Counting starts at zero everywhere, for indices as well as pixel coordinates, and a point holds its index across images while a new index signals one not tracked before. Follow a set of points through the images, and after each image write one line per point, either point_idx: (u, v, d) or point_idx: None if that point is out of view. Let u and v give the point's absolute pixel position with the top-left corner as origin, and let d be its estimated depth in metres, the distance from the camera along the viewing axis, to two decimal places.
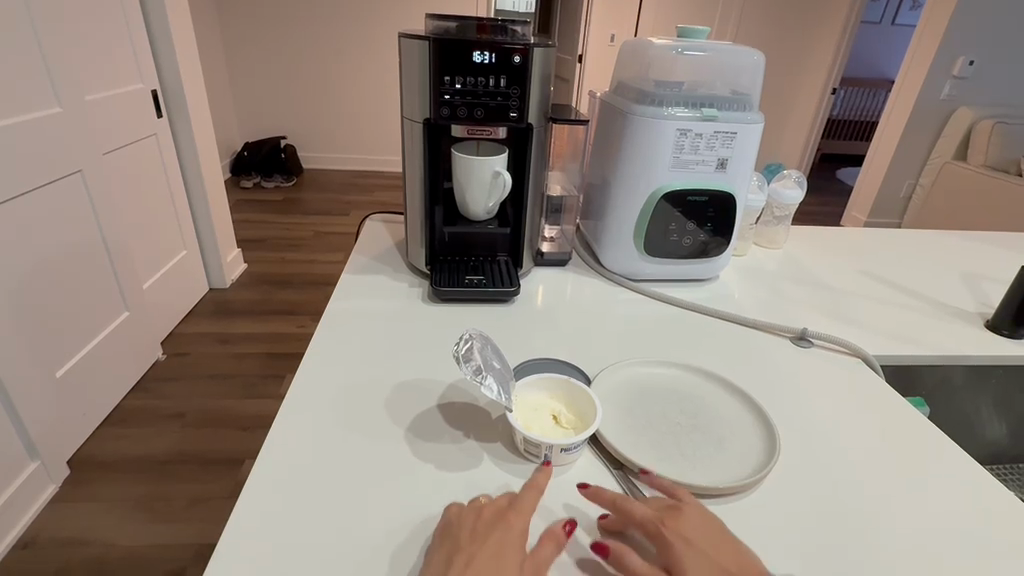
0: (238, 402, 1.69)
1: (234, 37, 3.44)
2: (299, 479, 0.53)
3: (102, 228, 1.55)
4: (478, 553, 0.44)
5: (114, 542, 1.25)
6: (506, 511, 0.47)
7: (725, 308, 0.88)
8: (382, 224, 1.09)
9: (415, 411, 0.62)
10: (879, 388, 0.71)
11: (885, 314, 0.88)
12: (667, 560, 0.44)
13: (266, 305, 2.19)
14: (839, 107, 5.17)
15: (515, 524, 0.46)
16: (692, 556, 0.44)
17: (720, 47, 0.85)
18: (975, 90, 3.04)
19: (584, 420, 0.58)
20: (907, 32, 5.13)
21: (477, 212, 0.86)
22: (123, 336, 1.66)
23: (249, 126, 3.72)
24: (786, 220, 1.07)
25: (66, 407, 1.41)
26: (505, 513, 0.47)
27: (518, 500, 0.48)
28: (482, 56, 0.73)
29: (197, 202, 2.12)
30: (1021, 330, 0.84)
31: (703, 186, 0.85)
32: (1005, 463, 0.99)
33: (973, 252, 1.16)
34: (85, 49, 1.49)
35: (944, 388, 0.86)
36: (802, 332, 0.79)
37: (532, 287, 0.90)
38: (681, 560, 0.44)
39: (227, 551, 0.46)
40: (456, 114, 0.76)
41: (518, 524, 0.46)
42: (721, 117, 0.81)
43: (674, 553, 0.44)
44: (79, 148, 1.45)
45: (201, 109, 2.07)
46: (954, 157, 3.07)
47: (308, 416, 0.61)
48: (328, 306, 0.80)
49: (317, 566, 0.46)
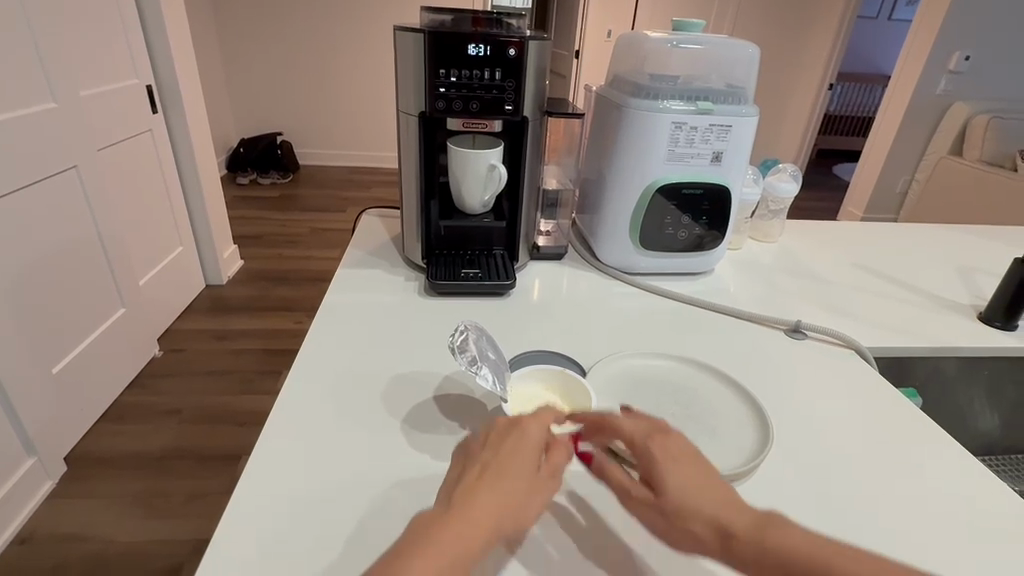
0: (235, 398, 1.69)
1: (229, 32, 3.42)
2: (295, 472, 0.53)
3: (98, 225, 1.55)
4: (494, 455, 0.42)
5: (113, 538, 1.25)
6: (520, 419, 0.45)
7: (720, 301, 0.88)
8: (379, 219, 1.09)
9: (411, 403, 0.63)
10: (873, 380, 0.71)
11: (878, 306, 0.89)
12: (647, 472, 0.43)
13: (263, 302, 2.19)
14: (836, 102, 5.18)
15: (530, 429, 0.44)
16: (669, 471, 0.42)
17: (715, 40, 0.85)
18: (971, 85, 3.05)
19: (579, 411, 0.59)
20: (903, 28, 5.13)
21: (473, 206, 0.86)
22: (119, 332, 1.65)
23: (245, 123, 3.70)
24: (781, 214, 1.07)
25: (62, 404, 1.41)
26: (519, 421, 0.45)
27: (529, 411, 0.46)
28: (477, 48, 0.73)
29: (193, 198, 2.11)
30: (1014, 322, 0.85)
31: (699, 179, 0.85)
32: (998, 454, 0.99)
33: (967, 245, 1.16)
34: (79, 44, 1.48)
35: (937, 379, 0.86)
36: (796, 324, 0.80)
37: (528, 280, 0.90)
38: (656, 474, 0.42)
39: (223, 543, 0.46)
40: (451, 107, 0.76)
41: (535, 430, 0.44)
42: (717, 109, 0.81)
43: (650, 466, 0.43)
44: (74, 143, 1.45)
45: (196, 105, 2.06)
46: (950, 151, 3.08)
47: (304, 409, 0.61)
48: (324, 300, 0.80)
49: (316, 550, 0.47)
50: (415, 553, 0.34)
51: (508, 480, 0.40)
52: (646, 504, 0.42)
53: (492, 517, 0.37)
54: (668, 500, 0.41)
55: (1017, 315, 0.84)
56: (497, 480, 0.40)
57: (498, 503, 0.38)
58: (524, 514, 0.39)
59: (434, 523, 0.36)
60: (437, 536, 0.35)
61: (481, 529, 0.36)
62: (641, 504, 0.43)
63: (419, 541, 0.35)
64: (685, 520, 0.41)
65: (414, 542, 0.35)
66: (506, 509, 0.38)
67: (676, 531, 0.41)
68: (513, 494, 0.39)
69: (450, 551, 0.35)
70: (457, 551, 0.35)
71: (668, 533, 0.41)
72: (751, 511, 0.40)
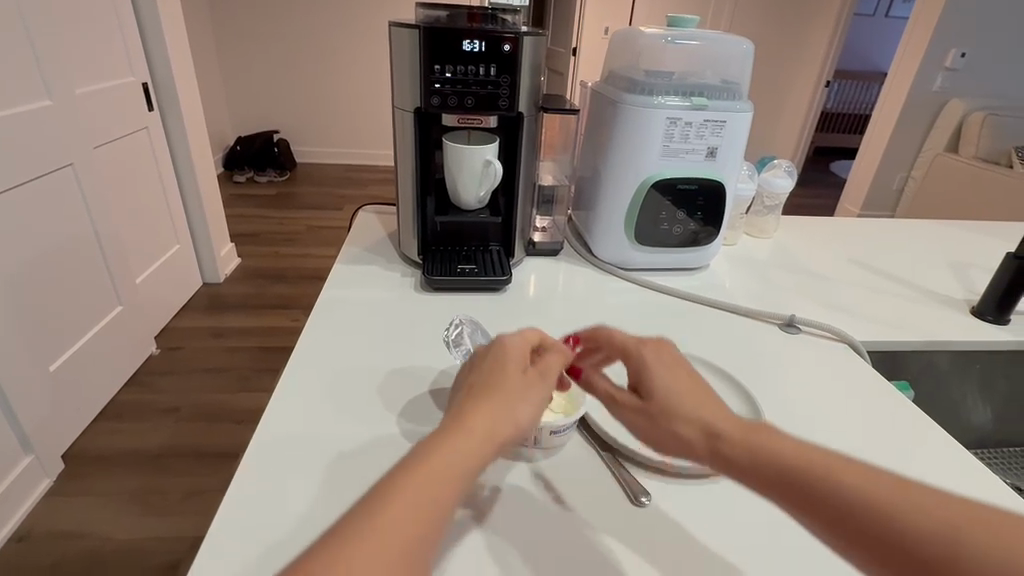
0: (232, 395, 1.69)
1: (225, 30, 3.41)
2: (291, 465, 0.54)
3: (94, 222, 1.54)
4: (482, 379, 0.45)
5: (110, 535, 1.25)
6: (499, 342, 0.48)
7: (714, 296, 0.88)
8: (375, 216, 1.09)
9: (406, 397, 0.63)
10: (865, 373, 0.72)
11: (872, 301, 0.90)
12: (637, 377, 0.48)
13: (260, 300, 2.19)
14: (833, 100, 5.19)
15: (509, 353, 0.47)
16: (662, 379, 0.47)
17: (710, 36, 0.85)
18: (967, 82, 3.06)
19: (574, 403, 0.58)
20: (900, 25, 5.15)
21: (469, 202, 0.86)
22: (116, 330, 1.65)
23: (242, 121, 3.69)
24: (776, 210, 1.08)
25: (60, 401, 1.41)
26: (499, 346, 0.48)
27: (505, 337, 0.49)
28: (472, 44, 0.73)
29: (190, 196, 2.11)
30: (1005, 317, 0.86)
31: (693, 174, 0.86)
32: (990, 447, 1.00)
33: (961, 241, 1.17)
34: (74, 41, 1.48)
35: (929, 373, 0.87)
36: (789, 319, 0.80)
37: (524, 276, 0.90)
38: (651, 383, 0.47)
39: (217, 535, 0.46)
40: (447, 102, 0.77)
41: (514, 352, 0.47)
42: (712, 105, 0.82)
43: (645, 374, 0.48)
44: (71, 140, 1.45)
45: (192, 102, 2.06)
46: (945, 148, 3.09)
47: (300, 403, 0.61)
48: (320, 295, 0.80)
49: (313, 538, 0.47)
50: (418, 466, 0.37)
51: (499, 395, 0.43)
52: (633, 409, 0.47)
53: (491, 429, 0.40)
54: (656, 404, 0.46)
55: (1008, 309, 0.85)
56: (489, 397, 0.43)
57: (493, 417, 0.41)
58: (521, 423, 0.42)
59: (433, 441, 0.39)
60: (436, 451, 0.38)
61: (479, 440, 0.39)
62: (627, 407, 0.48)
63: (420, 456, 0.38)
64: (673, 422, 0.45)
65: (416, 458, 0.38)
66: (503, 421, 0.41)
67: (660, 432, 0.45)
68: (505, 407, 0.42)
69: (451, 463, 0.37)
70: (459, 462, 0.38)
71: (652, 436, 0.46)
72: (742, 420, 0.43)
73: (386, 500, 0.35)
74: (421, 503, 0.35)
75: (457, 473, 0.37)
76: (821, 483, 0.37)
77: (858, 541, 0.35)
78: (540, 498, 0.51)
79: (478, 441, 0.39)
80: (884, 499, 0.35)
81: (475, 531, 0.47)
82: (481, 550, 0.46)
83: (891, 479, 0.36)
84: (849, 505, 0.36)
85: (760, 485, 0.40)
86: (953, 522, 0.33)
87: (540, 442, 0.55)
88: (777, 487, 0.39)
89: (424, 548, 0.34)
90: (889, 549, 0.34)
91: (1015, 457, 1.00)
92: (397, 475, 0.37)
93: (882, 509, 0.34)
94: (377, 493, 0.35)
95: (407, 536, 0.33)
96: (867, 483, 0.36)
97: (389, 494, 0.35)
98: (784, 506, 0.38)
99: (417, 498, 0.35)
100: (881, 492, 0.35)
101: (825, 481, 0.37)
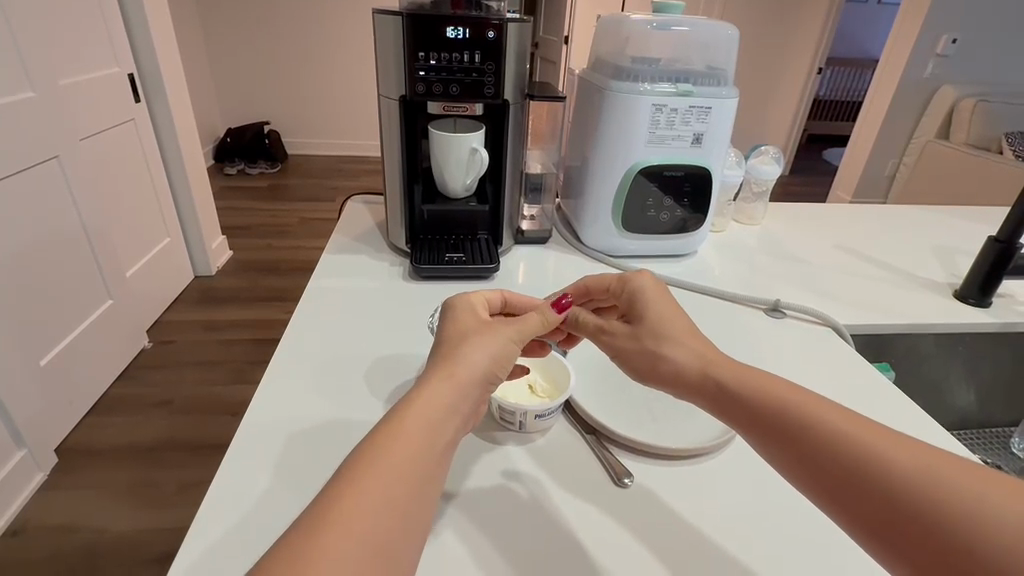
0: (226, 388, 1.69)
1: (213, 21, 3.37)
2: (278, 450, 0.54)
3: (81, 215, 1.54)
4: (444, 343, 0.46)
5: (105, 528, 1.26)
6: (454, 304, 0.50)
7: (701, 281, 0.89)
8: (364, 206, 1.09)
9: (393, 381, 0.64)
10: (847, 354, 0.73)
11: (856, 286, 0.90)
12: (629, 305, 0.53)
13: (252, 292, 2.18)
14: (825, 88, 5.21)
15: (461, 318, 0.48)
16: (653, 305, 0.51)
17: (695, 22, 0.85)
18: (958, 68, 3.06)
19: (558, 388, 0.62)
20: (891, 12, 5.14)
21: (456, 189, 0.86)
22: (106, 323, 1.65)
23: (233, 113, 3.66)
24: (764, 197, 1.08)
25: (51, 396, 1.41)
26: (448, 313, 0.49)
27: (456, 297, 0.51)
28: (456, 31, 0.73)
29: (179, 188, 2.09)
30: (987, 299, 0.87)
31: (679, 161, 0.86)
32: (973, 428, 1.01)
33: (946, 226, 1.18)
34: (58, 31, 1.46)
35: (912, 355, 0.87)
36: (774, 304, 0.81)
37: (512, 264, 0.90)
38: (640, 313, 0.51)
39: (207, 513, 0.48)
40: (431, 90, 0.76)
41: (464, 315, 0.49)
42: (697, 92, 0.82)
43: (637, 306, 0.52)
44: (56, 133, 1.43)
45: (179, 92, 2.03)
46: (936, 136, 3.10)
47: (288, 389, 0.62)
48: (309, 284, 0.81)
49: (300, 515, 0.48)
50: (391, 435, 0.37)
51: (462, 356, 0.44)
52: (617, 341, 0.51)
53: (459, 392, 0.41)
54: (648, 330, 0.49)
55: (990, 291, 0.86)
56: (450, 358, 0.44)
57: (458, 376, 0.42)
58: (481, 380, 0.44)
59: (400, 409, 0.39)
60: (407, 419, 0.38)
61: (447, 403, 0.40)
62: (614, 339, 0.51)
63: (390, 423, 0.38)
64: (661, 347, 0.48)
65: (387, 426, 0.38)
66: (467, 380, 0.42)
67: (645, 351, 0.49)
68: (467, 364, 0.43)
69: (424, 429, 0.38)
70: (432, 419, 0.39)
71: (640, 361, 0.49)
72: (730, 358, 0.46)
73: (363, 467, 0.35)
74: (400, 473, 0.35)
75: (432, 439, 0.38)
76: (809, 426, 0.39)
77: (822, 478, 0.37)
78: (520, 489, 0.51)
79: (446, 398, 0.40)
80: (865, 442, 0.36)
81: (447, 528, 0.47)
82: (454, 546, 0.45)
83: (872, 426, 0.38)
84: (823, 444, 0.38)
85: (739, 418, 0.42)
86: (920, 469, 0.34)
87: (525, 424, 0.56)
88: (758, 419, 0.41)
89: (406, 509, 0.34)
90: (851, 486, 0.36)
91: (1000, 437, 1.01)
92: (371, 441, 0.37)
93: (853, 449, 0.36)
94: (352, 463, 0.35)
95: (391, 502, 0.34)
96: (847, 425, 0.38)
97: (366, 462, 0.35)
98: (760, 438, 0.41)
99: (397, 465, 0.35)
100: (856, 434, 0.37)
101: (808, 419, 0.39)
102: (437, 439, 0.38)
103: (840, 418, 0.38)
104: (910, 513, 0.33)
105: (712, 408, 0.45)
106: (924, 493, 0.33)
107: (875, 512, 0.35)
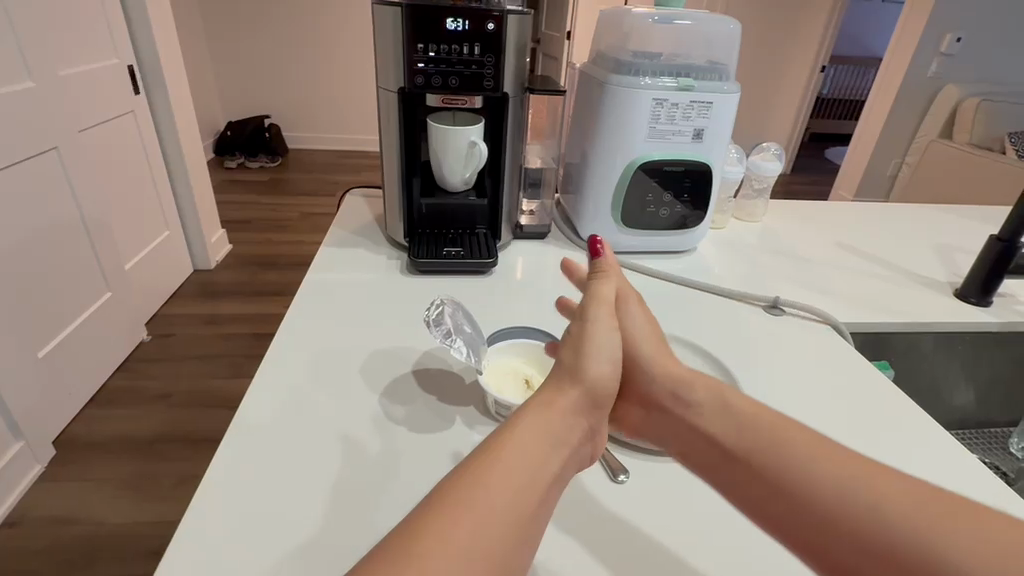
0: (224, 381, 1.69)
1: (215, 13, 3.36)
2: (275, 442, 0.54)
3: (80, 207, 1.53)
4: (572, 346, 0.53)
5: (102, 521, 1.26)
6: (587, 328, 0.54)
7: (701, 278, 0.89)
8: (363, 199, 1.08)
9: (390, 374, 0.64)
10: (846, 350, 0.73)
11: (856, 283, 0.90)
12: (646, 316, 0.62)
13: (252, 286, 2.18)
14: (828, 85, 5.19)
15: (601, 318, 0.55)
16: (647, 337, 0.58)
17: (696, 15, 0.84)
18: (962, 67, 3.04)
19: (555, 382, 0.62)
20: (895, 10, 5.13)
21: (454, 183, 0.85)
22: (105, 316, 1.65)
23: (234, 106, 3.66)
24: (764, 193, 1.08)
25: (48, 388, 1.40)
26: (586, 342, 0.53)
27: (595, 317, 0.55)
28: (456, 23, 0.72)
29: (179, 180, 2.09)
30: (987, 298, 0.87)
31: (680, 156, 0.86)
32: (971, 428, 1.00)
33: (948, 225, 1.17)
34: (56, 22, 1.45)
35: (911, 354, 0.87)
36: (774, 301, 0.80)
37: (510, 259, 0.90)
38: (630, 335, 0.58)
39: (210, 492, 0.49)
40: (430, 82, 0.76)
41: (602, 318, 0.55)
42: (697, 86, 0.81)
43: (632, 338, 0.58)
44: (53, 123, 1.42)
45: (179, 83, 2.02)
46: (939, 135, 3.08)
47: (284, 382, 0.62)
48: (306, 278, 0.80)
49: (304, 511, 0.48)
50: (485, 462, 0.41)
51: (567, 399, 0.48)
52: (628, 325, 0.58)
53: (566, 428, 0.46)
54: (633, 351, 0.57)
55: (991, 291, 0.86)
56: (575, 378, 0.50)
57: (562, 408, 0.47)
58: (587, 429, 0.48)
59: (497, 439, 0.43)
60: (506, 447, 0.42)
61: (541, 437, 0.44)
62: (629, 319, 0.58)
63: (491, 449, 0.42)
64: (643, 349, 0.57)
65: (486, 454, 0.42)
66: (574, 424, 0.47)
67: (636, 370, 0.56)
68: (577, 404, 0.48)
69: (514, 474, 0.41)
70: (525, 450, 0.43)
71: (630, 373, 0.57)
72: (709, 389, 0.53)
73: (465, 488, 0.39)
74: (494, 517, 0.38)
75: (532, 491, 0.41)
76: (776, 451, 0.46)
77: (765, 476, 0.46)
78: None
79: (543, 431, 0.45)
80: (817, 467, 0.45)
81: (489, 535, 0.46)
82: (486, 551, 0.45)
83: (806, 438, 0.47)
84: (767, 443, 0.47)
85: (699, 418, 0.51)
86: (837, 467, 0.44)
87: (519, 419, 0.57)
88: (717, 424, 0.50)
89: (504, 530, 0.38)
90: (788, 487, 0.45)
91: (999, 437, 1.00)
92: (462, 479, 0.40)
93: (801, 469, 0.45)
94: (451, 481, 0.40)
95: (484, 557, 0.36)
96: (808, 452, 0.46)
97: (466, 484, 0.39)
98: (715, 438, 0.49)
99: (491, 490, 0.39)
100: (794, 450, 0.46)
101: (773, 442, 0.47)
102: (534, 490, 0.41)
103: (784, 423, 0.48)
104: (825, 514, 0.43)
105: (674, 405, 0.53)
106: (836, 484, 0.43)
107: (799, 517, 0.43)
